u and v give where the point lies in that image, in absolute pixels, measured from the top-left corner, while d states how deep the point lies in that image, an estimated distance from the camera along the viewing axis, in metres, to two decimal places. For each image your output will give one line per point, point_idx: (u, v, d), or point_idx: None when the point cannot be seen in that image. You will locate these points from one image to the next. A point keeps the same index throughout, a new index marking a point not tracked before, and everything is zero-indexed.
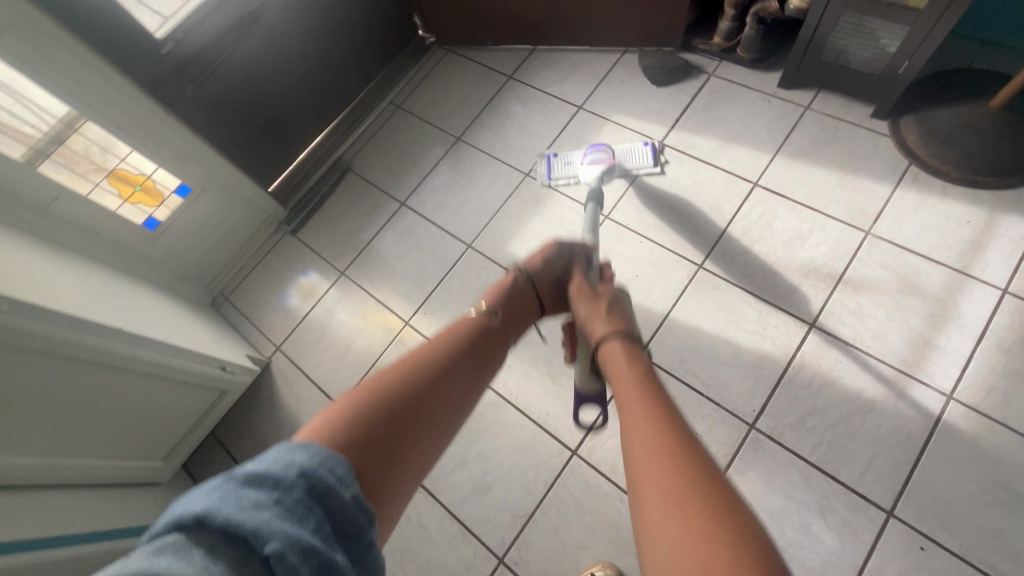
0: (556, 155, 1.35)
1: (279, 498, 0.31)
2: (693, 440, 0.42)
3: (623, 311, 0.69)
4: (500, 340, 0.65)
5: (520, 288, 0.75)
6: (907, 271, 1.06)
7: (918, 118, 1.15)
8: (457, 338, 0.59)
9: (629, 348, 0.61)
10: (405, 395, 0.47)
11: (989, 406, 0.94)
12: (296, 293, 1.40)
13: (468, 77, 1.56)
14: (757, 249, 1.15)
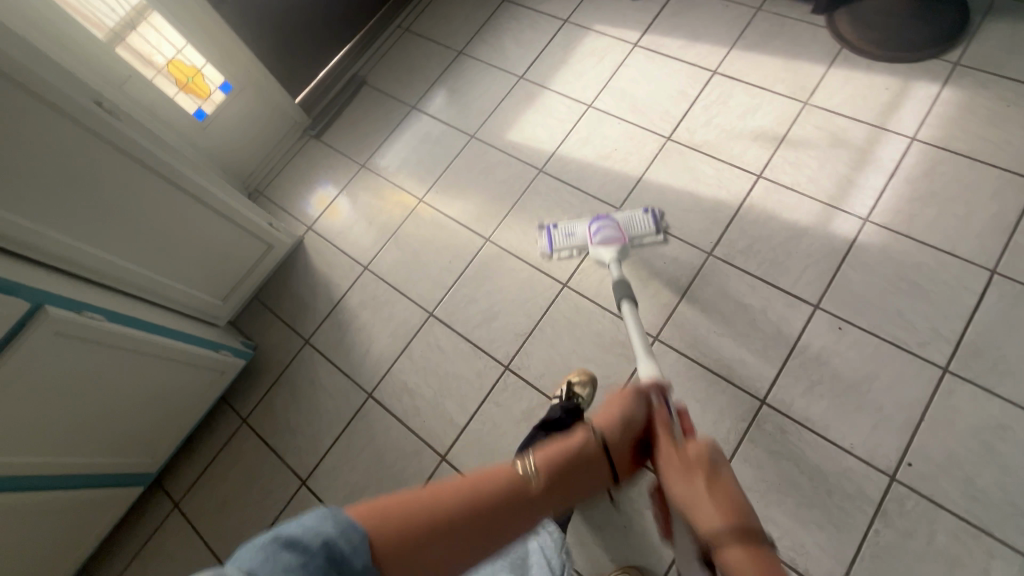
0: (557, 227, 1.30)
1: (305, 562, 0.39)
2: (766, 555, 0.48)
3: (725, 480, 0.57)
4: (566, 460, 0.58)
5: (587, 448, 0.61)
6: (836, 129, 1.28)
7: (848, 10, 1.38)
8: (486, 495, 0.51)
9: (756, 548, 0.49)
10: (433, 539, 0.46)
11: (897, 223, 1.16)
12: (313, 206, 1.58)
13: (467, 1, 1.77)
14: (716, 122, 1.37)
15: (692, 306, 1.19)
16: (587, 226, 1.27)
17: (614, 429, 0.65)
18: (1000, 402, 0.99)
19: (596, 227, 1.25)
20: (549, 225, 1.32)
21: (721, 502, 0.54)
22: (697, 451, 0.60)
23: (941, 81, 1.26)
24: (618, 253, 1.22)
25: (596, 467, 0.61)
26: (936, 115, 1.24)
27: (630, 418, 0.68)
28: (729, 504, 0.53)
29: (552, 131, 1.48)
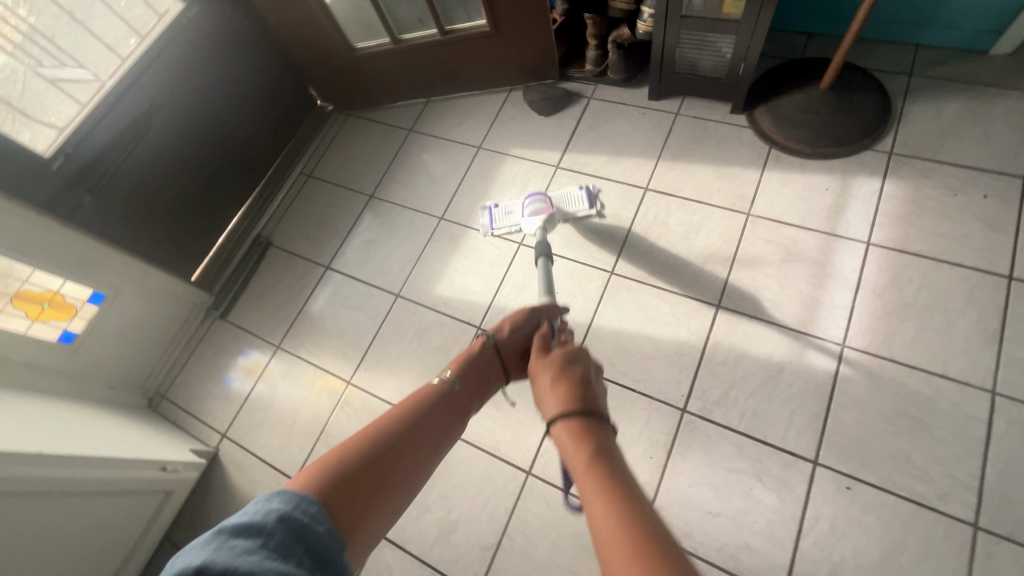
0: (496, 207, 1.38)
1: (264, 541, 0.37)
2: (599, 437, 0.50)
3: (590, 375, 0.61)
4: (473, 364, 0.73)
5: (484, 351, 0.75)
6: (787, 240, 1.18)
7: (769, 107, 1.30)
8: (416, 402, 0.60)
9: (590, 423, 0.52)
10: (382, 441, 0.52)
11: (877, 346, 1.04)
12: (238, 375, 1.38)
13: (371, 136, 1.64)
14: (658, 246, 1.25)
15: (677, 482, 1.02)
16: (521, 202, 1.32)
17: (506, 338, 0.79)
18: None
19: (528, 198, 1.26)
20: (492, 205, 1.39)
21: (561, 394, 0.57)
22: (562, 359, 0.63)
23: (880, 175, 1.19)
24: (546, 223, 1.24)
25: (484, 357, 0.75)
26: (884, 213, 1.15)
27: (519, 331, 0.80)
28: (567, 396, 0.57)
29: (485, 278, 1.32)
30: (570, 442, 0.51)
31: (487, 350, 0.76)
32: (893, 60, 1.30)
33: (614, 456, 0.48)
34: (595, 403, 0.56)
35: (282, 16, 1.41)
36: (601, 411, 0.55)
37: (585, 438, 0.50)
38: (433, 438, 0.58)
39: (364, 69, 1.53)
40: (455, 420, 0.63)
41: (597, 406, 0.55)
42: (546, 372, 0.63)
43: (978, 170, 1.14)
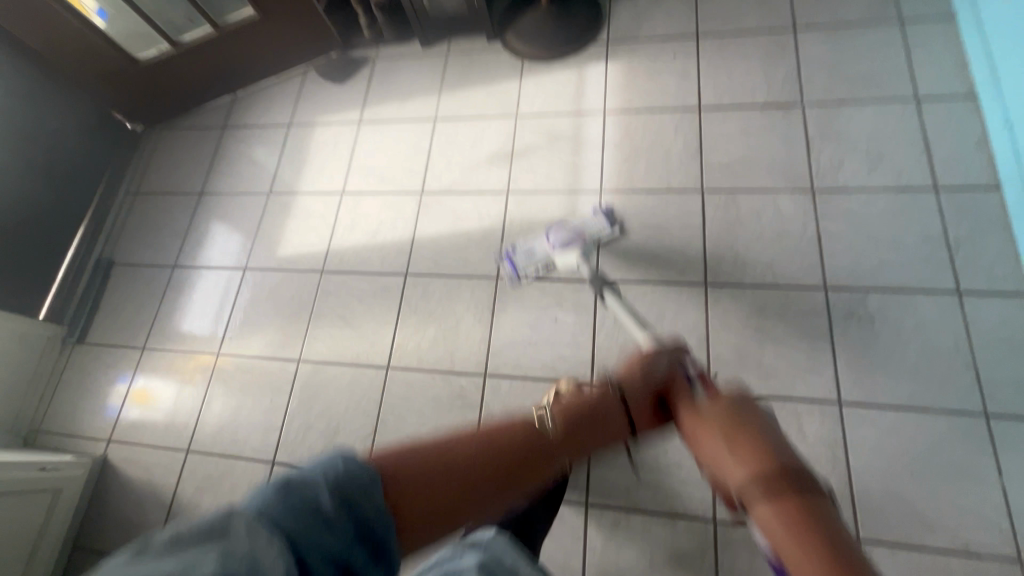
0: (515, 251, 1.29)
1: (317, 501, 0.43)
2: (810, 513, 0.51)
3: (762, 430, 0.63)
4: (594, 412, 0.70)
5: (611, 399, 0.73)
6: (547, 127, 1.44)
7: (513, 30, 1.57)
8: (512, 438, 0.59)
9: (780, 485, 0.54)
10: (456, 477, 0.53)
11: (623, 184, 1.33)
12: (118, 402, 1.40)
13: (188, 142, 1.72)
14: (455, 161, 1.47)
15: (504, 328, 1.25)
16: (545, 239, 1.28)
17: (635, 381, 0.78)
18: (751, 289, 1.16)
19: (558, 240, 1.25)
20: (508, 251, 1.31)
21: (743, 454, 0.60)
22: (718, 412, 0.67)
23: (603, 59, 1.49)
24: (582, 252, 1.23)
25: (613, 415, 0.72)
26: (612, 86, 1.45)
27: (652, 372, 0.80)
28: (753, 453, 0.59)
29: (319, 230, 1.48)
30: (781, 526, 0.51)
31: (612, 398, 0.73)
32: None
33: (827, 522, 0.50)
34: (782, 468, 0.56)
35: (52, 47, 1.43)
36: (790, 466, 0.57)
37: (791, 512, 0.51)
38: (521, 467, 0.59)
39: (157, 79, 1.60)
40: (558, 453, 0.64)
41: (786, 463, 0.57)
42: (713, 438, 0.64)
43: (667, 38, 1.47)
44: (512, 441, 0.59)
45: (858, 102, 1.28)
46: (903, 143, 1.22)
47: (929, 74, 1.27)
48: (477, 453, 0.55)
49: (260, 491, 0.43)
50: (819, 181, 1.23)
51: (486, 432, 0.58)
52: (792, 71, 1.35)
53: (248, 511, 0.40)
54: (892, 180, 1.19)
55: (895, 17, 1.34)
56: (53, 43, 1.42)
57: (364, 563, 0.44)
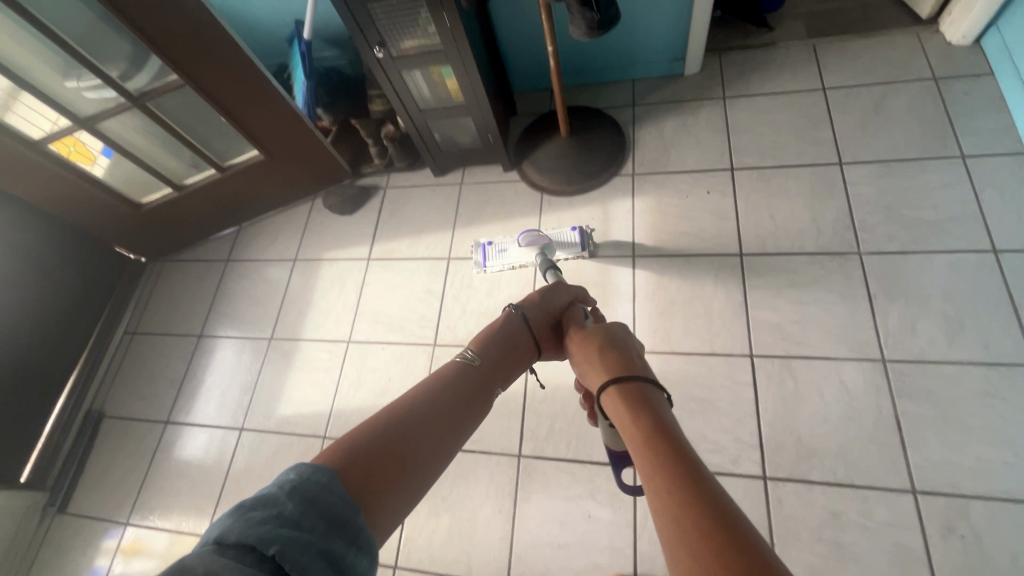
0: (490, 244, 1.39)
1: (278, 513, 0.39)
2: (651, 425, 0.48)
3: (625, 348, 0.65)
4: (501, 341, 0.73)
5: (513, 325, 0.76)
6: (571, 271, 1.32)
7: (531, 160, 1.47)
8: (436, 383, 0.61)
9: (638, 386, 0.55)
10: (386, 436, 0.52)
11: (660, 344, 1.18)
12: (104, 560, 1.27)
13: (190, 276, 1.63)
14: (470, 308, 1.35)
15: (528, 523, 1.08)
16: (517, 239, 1.35)
17: (534, 310, 0.80)
18: (822, 490, 0.98)
19: (524, 235, 1.32)
20: (486, 242, 1.40)
21: (612, 363, 0.61)
22: (601, 334, 0.68)
23: (629, 195, 1.38)
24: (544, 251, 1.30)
25: (520, 337, 0.75)
26: (640, 226, 1.33)
27: (551, 302, 0.82)
28: (618, 365, 0.60)
29: (322, 386, 1.35)
30: (626, 405, 0.53)
31: (515, 322, 0.77)
32: (617, 95, 1.53)
33: (661, 416, 0.51)
34: (638, 371, 0.59)
35: (52, 200, 1.34)
36: (643, 372, 0.59)
37: (635, 409, 0.52)
38: (440, 417, 0.57)
39: (159, 220, 1.53)
40: (491, 380, 0.67)
41: (643, 371, 0.59)
42: (589, 354, 0.67)
43: (698, 171, 1.36)
44: (447, 382, 0.62)
45: (925, 252, 1.13)
46: (986, 305, 1.06)
47: (1006, 221, 1.12)
48: (422, 407, 0.56)
49: (218, 525, 0.39)
50: (890, 350, 1.06)
51: (429, 382, 0.61)
52: (844, 214, 1.21)
53: (208, 544, 0.37)
54: (979, 351, 1.03)
55: (956, 152, 1.21)
56: (51, 199, 1.33)
57: (350, 554, 0.41)
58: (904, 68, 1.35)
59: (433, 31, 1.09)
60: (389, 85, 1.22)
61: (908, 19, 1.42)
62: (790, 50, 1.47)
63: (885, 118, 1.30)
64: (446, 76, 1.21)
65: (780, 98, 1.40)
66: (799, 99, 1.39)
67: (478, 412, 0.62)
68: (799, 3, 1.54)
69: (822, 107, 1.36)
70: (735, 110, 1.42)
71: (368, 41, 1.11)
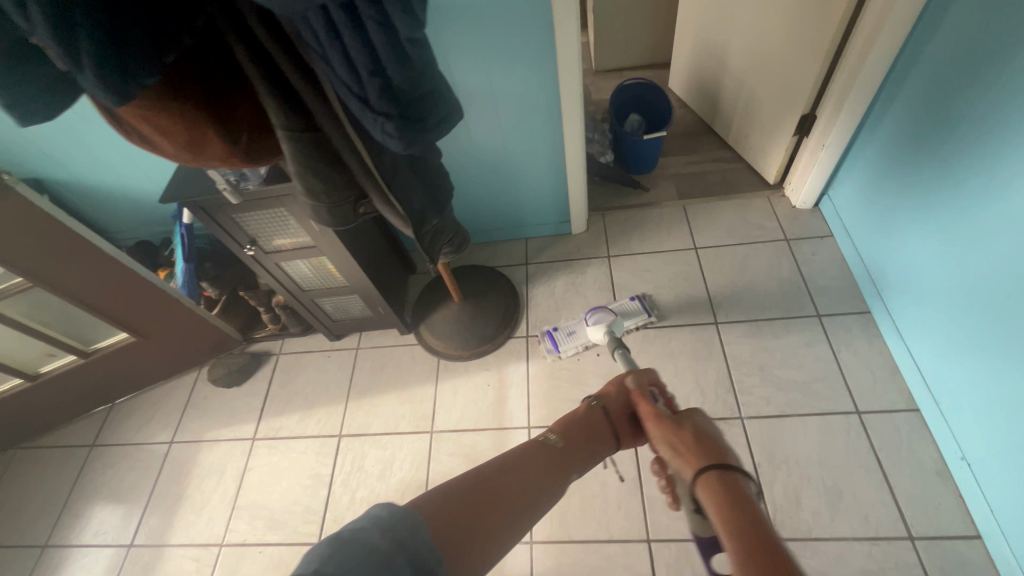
0: (557, 329, 1.41)
1: (376, 551, 0.44)
2: (745, 521, 0.50)
3: (706, 434, 0.63)
4: (581, 424, 0.79)
5: (592, 417, 0.80)
6: (468, 449, 1.26)
7: (427, 323, 1.46)
8: (520, 452, 0.71)
9: (720, 476, 0.56)
10: (476, 484, 0.62)
11: (557, 531, 1.12)
12: None
13: (45, 467, 1.43)
14: (359, 494, 1.25)
15: None
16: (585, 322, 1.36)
17: (611, 398, 0.83)
18: None
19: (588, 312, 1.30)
20: (550, 328, 1.41)
21: (698, 452, 0.60)
22: (688, 422, 0.66)
23: (524, 359, 1.38)
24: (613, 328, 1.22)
25: (598, 424, 0.80)
26: (535, 394, 1.32)
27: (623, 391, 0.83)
28: (702, 453, 0.60)
29: None
30: (713, 502, 0.54)
31: (594, 412, 0.81)
32: (511, 253, 1.61)
33: (756, 520, 0.50)
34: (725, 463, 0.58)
35: None
36: (729, 462, 0.59)
37: (719, 501, 0.53)
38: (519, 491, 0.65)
39: (8, 412, 1.35)
40: (568, 464, 0.73)
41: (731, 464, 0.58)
42: (664, 428, 0.67)
43: None
44: (526, 457, 0.70)
45: (798, 415, 1.18)
46: (859, 472, 1.09)
47: (863, 380, 1.19)
48: (501, 470, 0.66)
49: (315, 552, 0.42)
50: (780, 527, 1.05)
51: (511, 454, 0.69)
52: (723, 376, 1.26)
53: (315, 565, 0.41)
54: (859, 524, 1.03)
55: (812, 311, 1.32)
56: None
57: None
58: (759, 229, 1.50)
59: (303, 231, 1.09)
60: (267, 272, 1.21)
61: (759, 183, 1.61)
62: (664, 210, 1.62)
63: (750, 277, 1.41)
64: (327, 263, 1.21)
65: (659, 257, 1.50)
66: (675, 258, 1.49)
67: (547, 487, 0.68)
68: (669, 166, 1.72)
69: (695, 265, 1.46)
70: (619, 268, 1.50)
71: (238, 240, 1.09)
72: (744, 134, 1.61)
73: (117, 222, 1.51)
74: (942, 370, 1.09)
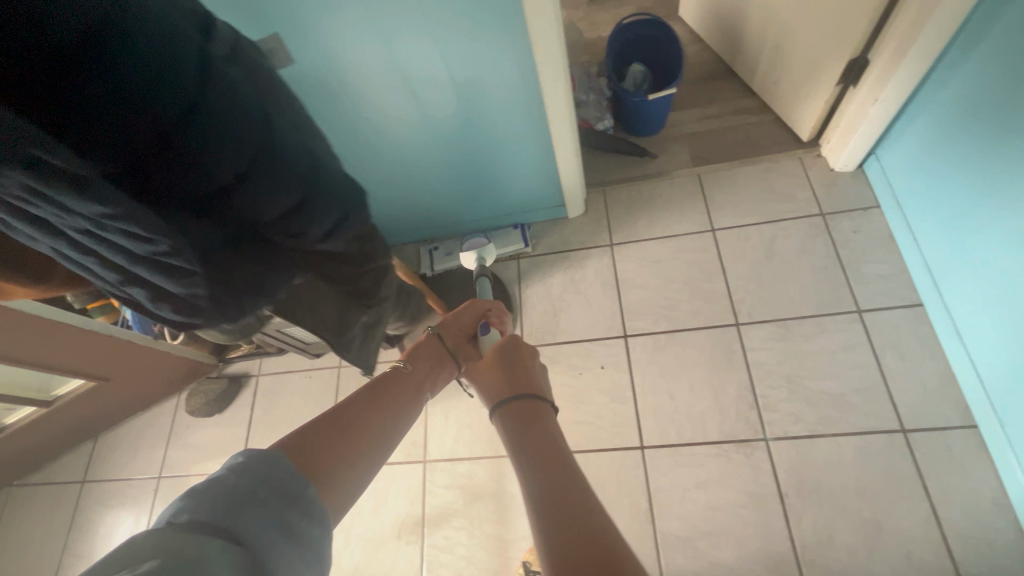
0: (435, 248, 1.38)
1: (236, 489, 0.39)
2: (549, 441, 0.51)
3: (521, 364, 0.66)
4: (431, 355, 0.76)
5: (434, 343, 0.78)
6: (463, 479, 1.16)
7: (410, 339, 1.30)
8: (375, 381, 0.67)
9: (529, 401, 0.57)
10: (333, 423, 0.56)
11: None
12: None
13: (39, 508, 1.39)
14: (353, 532, 1.17)
15: None
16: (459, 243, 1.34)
17: (447, 327, 0.83)
18: None
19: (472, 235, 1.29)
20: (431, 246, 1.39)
21: (508, 377, 0.63)
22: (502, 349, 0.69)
23: None
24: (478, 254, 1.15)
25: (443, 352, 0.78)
26: None
27: (459, 321, 0.84)
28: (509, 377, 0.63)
29: None
30: (513, 424, 0.55)
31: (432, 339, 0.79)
32: None
33: (549, 434, 0.53)
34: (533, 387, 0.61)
35: None
36: (541, 392, 0.61)
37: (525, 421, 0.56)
38: (373, 425, 0.60)
39: None
40: (421, 389, 0.71)
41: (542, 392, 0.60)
42: (489, 363, 0.68)
43: (591, 341, 1.23)
44: (379, 384, 0.66)
45: (832, 434, 1.03)
46: (902, 502, 0.96)
47: (912, 393, 1.03)
48: (354, 403, 0.61)
49: (171, 506, 0.36)
50: (808, 567, 0.95)
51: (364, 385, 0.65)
52: (746, 389, 1.11)
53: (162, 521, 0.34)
54: (900, 563, 0.92)
55: (852, 306, 1.13)
56: None
57: (302, 523, 0.42)
58: (790, 201, 1.27)
59: None
60: None
61: (789, 141, 1.34)
62: (674, 182, 1.38)
63: (778, 266, 1.20)
64: None
65: (668, 243, 1.30)
66: (688, 244, 1.28)
67: (410, 412, 0.66)
68: (680, 124, 1.45)
69: (712, 253, 1.25)
70: (623, 258, 1.30)
71: None
72: (772, 81, 1.33)
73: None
74: (1006, 381, 0.92)
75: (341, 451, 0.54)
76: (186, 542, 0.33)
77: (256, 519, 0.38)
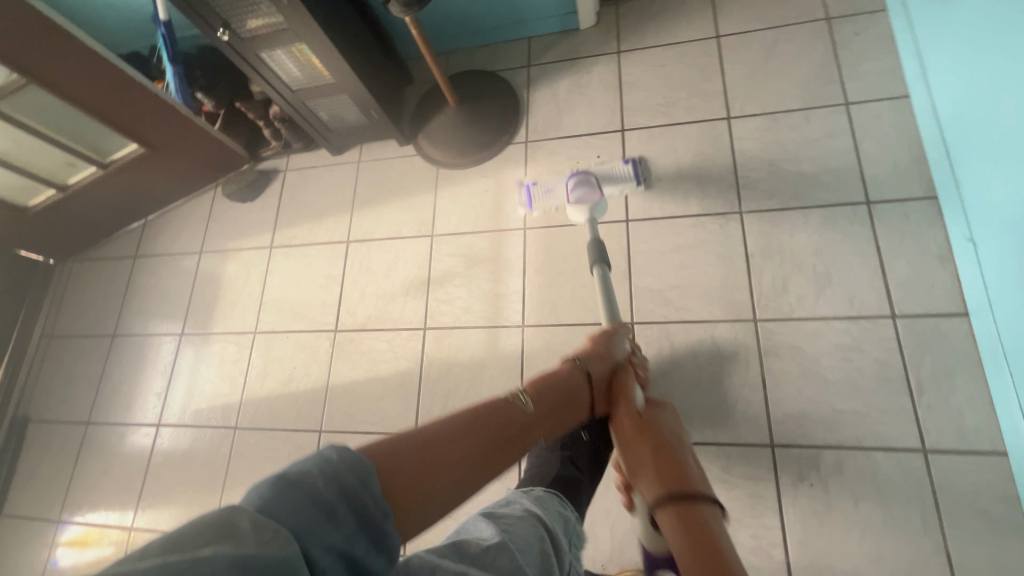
0: (535, 185, 1.29)
1: (317, 498, 0.39)
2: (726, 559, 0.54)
3: (683, 459, 0.69)
4: (561, 386, 0.77)
5: (574, 379, 0.79)
6: (466, 249, 1.31)
7: (426, 134, 1.42)
8: (492, 414, 0.65)
9: (691, 502, 0.61)
10: (452, 452, 0.57)
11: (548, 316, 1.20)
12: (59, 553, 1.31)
13: (100, 275, 1.61)
14: (369, 290, 1.34)
15: None
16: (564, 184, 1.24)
17: (590, 359, 0.83)
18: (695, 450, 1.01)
19: (575, 179, 1.18)
20: (529, 183, 1.30)
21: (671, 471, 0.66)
22: (660, 433, 0.74)
23: (523, 164, 1.34)
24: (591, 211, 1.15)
25: (576, 382, 0.79)
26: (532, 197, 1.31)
27: (602, 360, 0.84)
28: (675, 472, 0.66)
29: (230, 378, 1.37)
30: (678, 530, 0.59)
31: (576, 373, 0.80)
32: (513, 55, 1.48)
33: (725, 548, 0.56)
34: (696, 484, 0.64)
35: None
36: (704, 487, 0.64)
37: (700, 527, 0.58)
38: (477, 454, 0.60)
39: (54, 223, 1.48)
40: (534, 424, 0.69)
41: (704, 488, 0.63)
42: (645, 446, 0.72)
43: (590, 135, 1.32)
44: (487, 410, 0.65)
45: (803, 207, 1.13)
46: (855, 259, 1.07)
47: (883, 172, 1.11)
48: (454, 431, 0.59)
49: (256, 490, 0.38)
50: (761, 309, 1.08)
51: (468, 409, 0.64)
52: (729, 172, 1.20)
53: (248, 508, 0.37)
54: (842, 305, 1.04)
55: (841, 100, 1.18)
56: None
57: (370, 556, 0.40)
58: (797, 8, 1.29)
59: (273, 10, 1.03)
60: (247, 66, 1.17)
61: None
62: None
63: (776, 66, 1.25)
64: (309, 57, 1.16)
65: (674, 50, 1.34)
66: (693, 49, 1.33)
67: (507, 452, 0.63)
68: None
69: (714, 56, 1.30)
70: (629, 64, 1.36)
71: (211, 25, 1.07)
72: None
73: (97, 27, 1.41)
74: (960, 145, 0.98)
75: (422, 485, 0.52)
76: (275, 538, 0.35)
77: (322, 539, 0.37)
